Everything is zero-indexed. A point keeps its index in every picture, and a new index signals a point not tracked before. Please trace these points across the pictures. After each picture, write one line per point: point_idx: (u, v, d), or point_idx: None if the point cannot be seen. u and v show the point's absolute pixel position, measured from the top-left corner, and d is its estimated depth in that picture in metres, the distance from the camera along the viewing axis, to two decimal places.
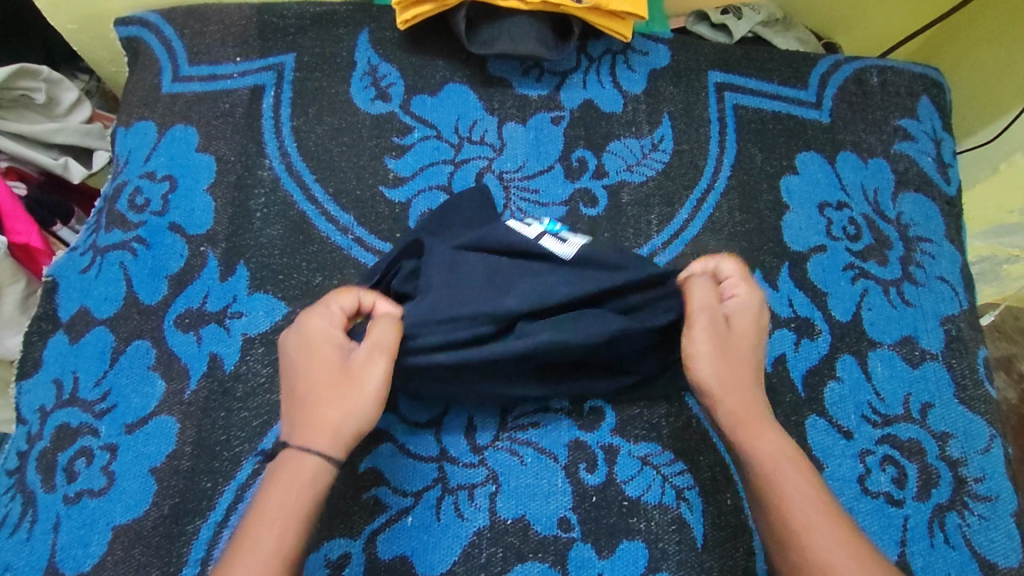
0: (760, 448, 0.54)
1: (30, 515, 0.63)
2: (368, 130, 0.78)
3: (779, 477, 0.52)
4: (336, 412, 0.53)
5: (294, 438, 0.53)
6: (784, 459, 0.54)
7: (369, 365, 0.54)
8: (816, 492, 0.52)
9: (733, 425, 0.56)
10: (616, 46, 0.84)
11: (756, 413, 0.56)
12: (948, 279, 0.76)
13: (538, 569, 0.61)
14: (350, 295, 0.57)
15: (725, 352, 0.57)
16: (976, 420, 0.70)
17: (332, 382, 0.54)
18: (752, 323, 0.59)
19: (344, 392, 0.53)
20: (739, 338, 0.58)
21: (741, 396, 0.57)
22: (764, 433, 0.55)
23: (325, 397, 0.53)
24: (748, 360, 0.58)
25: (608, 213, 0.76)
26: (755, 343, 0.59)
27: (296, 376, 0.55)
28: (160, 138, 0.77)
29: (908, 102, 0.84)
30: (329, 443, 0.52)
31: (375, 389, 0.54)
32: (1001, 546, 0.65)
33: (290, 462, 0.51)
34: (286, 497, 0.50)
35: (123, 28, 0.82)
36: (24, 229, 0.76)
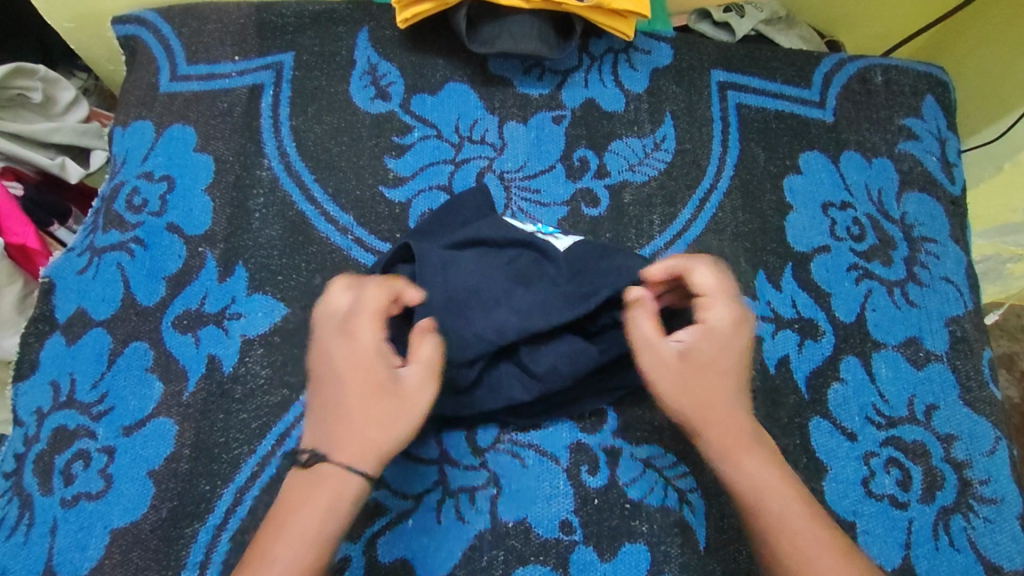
0: (744, 478, 0.53)
1: (27, 518, 0.62)
2: (368, 130, 0.78)
3: (764, 509, 0.52)
4: (379, 431, 0.51)
5: (333, 451, 0.51)
6: (768, 488, 0.53)
7: (420, 389, 0.53)
8: (808, 522, 0.51)
9: (717, 455, 0.54)
10: (618, 44, 0.83)
11: (741, 440, 0.55)
12: (954, 279, 0.76)
13: (540, 573, 0.60)
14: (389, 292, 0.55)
15: (689, 382, 0.55)
16: (982, 422, 0.69)
17: (376, 397, 0.52)
18: (717, 346, 0.56)
19: (391, 409, 0.52)
20: (707, 364, 0.56)
21: (722, 423, 0.55)
22: (749, 462, 0.54)
23: (371, 414, 0.51)
24: (722, 385, 0.56)
25: (610, 213, 0.76)
26: (731, 366, 0.56)
27: (336, 381, 0.52)
28: (158, 138, 0.76)
29: (912, 101, 0.84)
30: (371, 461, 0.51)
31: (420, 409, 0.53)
32: (1007, 549, 0.65)
33: (330, 478, 0.50)
34: (324, 516, 0.49)
35: (121, 26, 0.81)
36: (21, 230, 0.75)
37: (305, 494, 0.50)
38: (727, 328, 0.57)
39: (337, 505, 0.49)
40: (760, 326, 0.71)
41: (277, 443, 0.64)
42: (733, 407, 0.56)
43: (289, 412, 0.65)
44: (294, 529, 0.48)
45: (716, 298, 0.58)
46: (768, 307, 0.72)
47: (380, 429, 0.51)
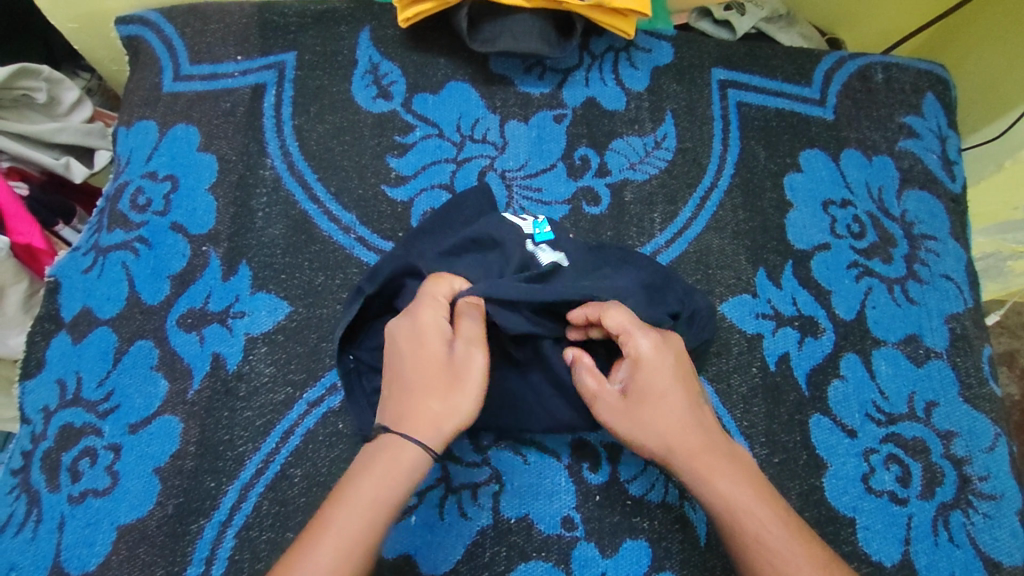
0: (717, 498, 0.52)
1: (35, 515, 0.63)
2: (370, 129, 0.78)
3: (741, 530, 0.50)
4: (439, 404, 0.53)
5: (397, 425, 0.53)
6: (742, 506, 0.51)
7: (470, 360, 0.55)
8: (786, 539, 0.50)
9: (687, 478, 0.53)
10: (619, 43, 0.83)
11: (708, 459, 0.53)
12: (954, 276, 0.76)
13: (542, 568, 0.61)
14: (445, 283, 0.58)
15: (637, 415, 0.55)
16: (981, 418, 0.70)
17: (435, 375, 0.54)
18: (658, 371, 0.55)
19: (451, 388, 0.54)
20: (648, 393, 0.55)
21: (685, 446, 0.53)
22: (721, 481, 0.52)
23: (430, 388, 0.54)
24: (674, 409, 0.54)
25: (611, 212, 0.76)
26: (676, 388, 0.55)
27: (402, 362, 0.55)
28: (162, 138, 0.77)
29: (913, 100, 0.84)
30: (431, 435, 0.53)
31: (478, 385, 0.55)
32: (1006, 545, 0.65)
33: (390, 446, 0.52)
34: (381, 486, 0.51)
35: (125, 26, 0.81)
36: (27, 229, 0.76)
37: (364, 460, 0.53)
38: (655, 355, 0.56)
39: (395, 475, 0.51)
40: (761, 323, 0.72)
41: (280, 441, 0.65)
42: (692, 425, 0.54)
43: (293, 410, 0.66)
44: (353, 497, 0.50)
45: (634, 332, 0.56)
46: (768, 305, 0.72)
47: (442, 403, 0.53)
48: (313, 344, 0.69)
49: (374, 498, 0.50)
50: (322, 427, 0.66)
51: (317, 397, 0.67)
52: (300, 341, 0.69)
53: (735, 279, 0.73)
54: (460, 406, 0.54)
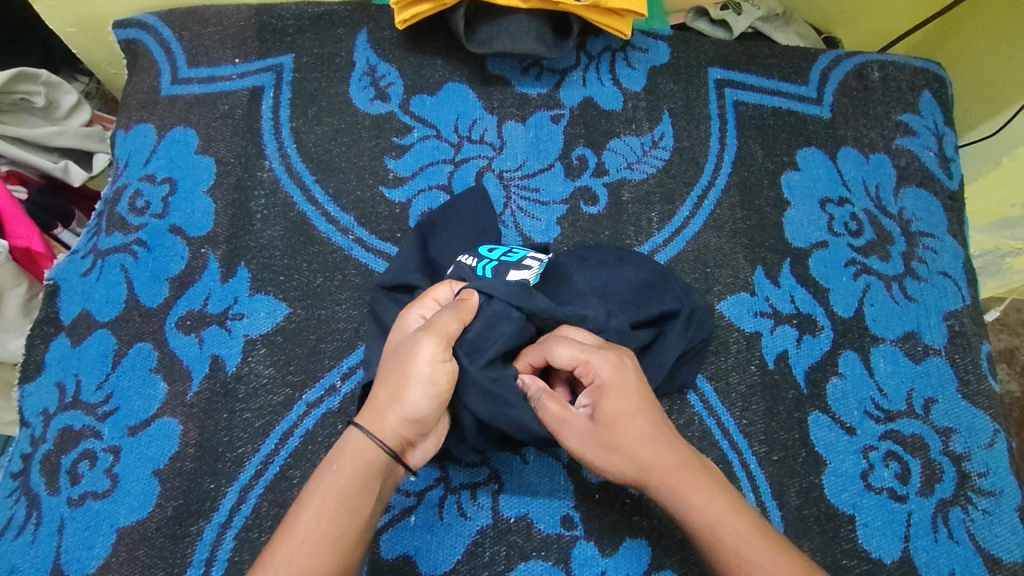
0: (698, 515, 0.52)
1: (35, 518, 0.63)
2: (368, 131, 0.78)
3: (720, 546, 0.50)
4: (383, 390, 0.54)
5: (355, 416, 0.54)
6: (721, 522, 0.51)
7: (417, 348, 0.54)
8: (764, 550, 0.50)
9: (665, 499, 0.53)
10: (615, 43, 0.84)
11: (682, 477, 0.53)
12: (951, 273, 0.76)
13: (542, 568, 0.61)
14: (444, 287, 0.60)
15: (607, 440, 0.54)
16: (980, 415, 0.70)
17: (388, 364, 0.55)
18: (623, 398, 0.54)
19: (397, 373, 0.54)
20: (614, 419, 0.54)
21: (657, 467, 0.53)
22: (698, 499, 0.52)
23: (381, 378, 0.54)
24: (642, 433, 0.54)
25: (609, 211, 0.76)
26: (641, 408, 0.54)
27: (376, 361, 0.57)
28: (160, 140, 0.77)
29: (909, 97, 0.84)
30: (374, 422, 0.53)
31: (421, 372, 0.53)
32: (1005, 541, 0.65)
33: (342, 439, 0.53)
34: (326, 474, 0.51)
35: (122, 30, 0.81)
36: (25, 233, 0.76)
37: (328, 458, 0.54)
38: (615, 376, 0.55)
39: (336, 461, 0.51)
40: (759, 321, 0.72)
41: (280, 442, 0.65)
42: (663, 443, 0.54)
43: (292, 411, 0.66)
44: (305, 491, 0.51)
45: (592, 360, 0.55)
46: (766, 302, 0.73)
47: (383, 389, 0.53)
48: (313, 345, 0.69)
49: (322, 486, 0.50)
50: (322, 428, 0.66)
51: (316, 399, 0.67)
52: (299, 343, 0.69)
53: (733, 278, 0.74)
54: (404, 392, 0.53)
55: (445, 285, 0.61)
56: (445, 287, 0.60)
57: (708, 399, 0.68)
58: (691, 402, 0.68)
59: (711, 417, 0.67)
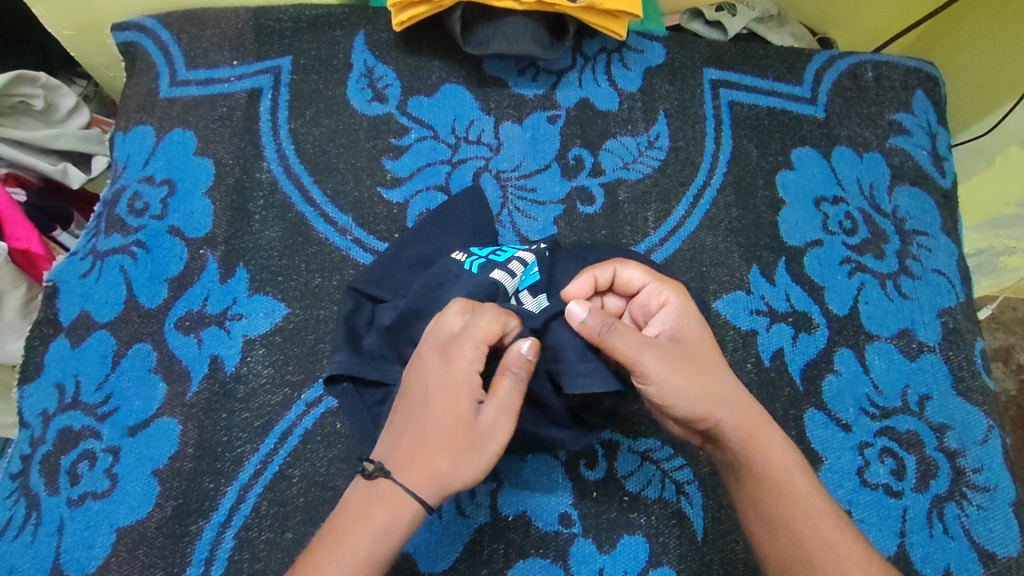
0: (770, 460, 0.54)
1: (34, 518, 0.63)
2: (366, 132, 0.79)
3: (794, 492, 0.53)
4: (448, 464, 0.49)
5: (400, 472, 0.49)
6: (796, 473, 0.54)
7: (497, 428, 0.50)
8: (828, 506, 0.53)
9: (739, 439, 0.54)
10: (611, 45, 0.84)
11: (759, 419, 0.55)
12: (945, 271, 0.77)
13: (539, 566, 0.61)
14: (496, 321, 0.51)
15: (689, 362, 0.54)
16: (974, 411, 0.70)
17: (454, 434, 0.49)
18: (695, 327, 0.57)
19: (466, 451, 0.49)
20: (694, 347, 0.56)
21: (738, 404, 0.54)
22: (772, 443, 0.54)
23: (443, 444, 0.49)
24: (718, 367, 0.56)
25: (605, 211, 0.77)
26: (711, 343, 0.57)
27: (420, 404, 0.50)
28: (159, 143, 0.78)
29: (902, 97, 0.85)
30: (427, 488, 0.48)
31: (491, 457, 0.50)
32: (1000, 536, 0.66)
33: (383, 492, 0.48)
34: (374, 544, 0.47)
35: (121, 33, 0.82)
36: (24, 235, 0.75)
37: (358, 503, 0.49)
38: (685, 303, 0.58)
39: (389, 533, 0.48)
40: (755, 319, 0.72)
41: (279, 442, 0.65)
42: (734, 386, 0.55)
43: (291, 410, 0.66)
44: (342, 550, 0.47)
45: (660, 284, 0.58)
46: (762, 301, 0.73)
47: (451, 463, 0.49)
48: (311, 346, 0.69)
49: (363, 552, 0.47)
50: (320, 428, 0.66)
51: (314, 398, 0.67)
52: (298, 343, 0.69)
53: (729, 277, 0.74)
54: (470, 471, 0.49)
55: (499, 320, 0.52)
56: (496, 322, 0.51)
57: None
58: None
59: None
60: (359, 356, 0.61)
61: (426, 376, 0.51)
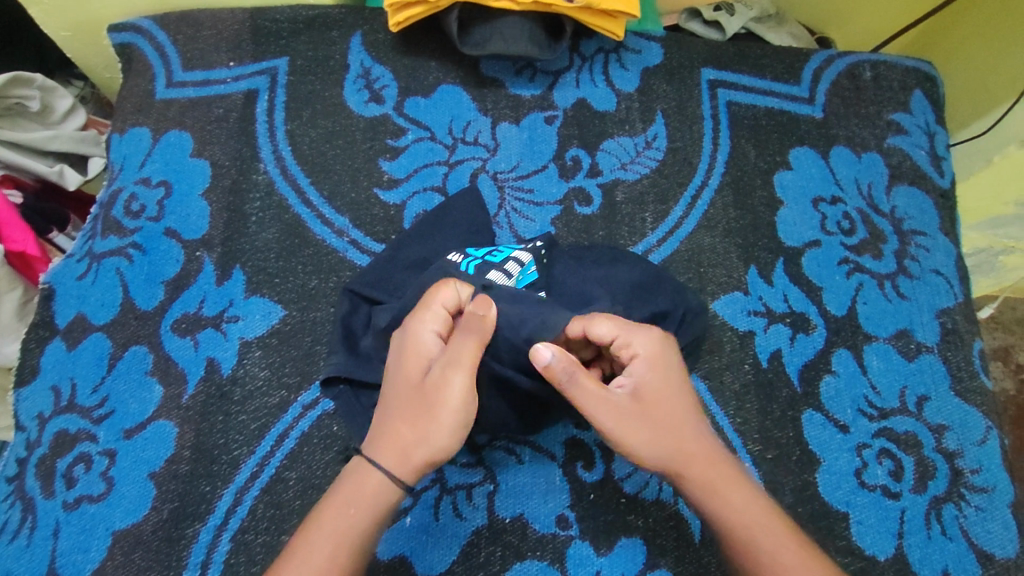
0: (733, 512, 0.53)
1: (30, 522, 0.63)
2: (363, 133, 0.79)
3: (757, 544, 0.52)
4: (407, 429, 0.52)
5: (367, 446, 0.53)
6: (761, 525, 0.52)
7: (447, 385, 0.51)
8: (798, 556, 0.51)
9: (697, 495, 0.54)
10: (608, 45, 0.84)
11: (720, 472, 0.54)
12: (943, 271, 0.77)
13: (536, 568, 0.61)
14: (447, 291, 0.55)
15: (649, 415, 0.54)
16: (973, 412, 0.70)
17: (409, 399, 0.53)
18: (661, 381, 0.55)
19: (420, 414, 0.52)
20: (658, 402, 0.55)
21: (696, 460, 0.54)
22: (735, 495, 0.53)
23: (400, 412, 0.52)
24: (681, 423, 0.55)
25: (602, 212, 0.77)
26: (679, 395, 0.55)
27: (388, 382, 0.55)
28: (155, 144, 0.77)
29: (900, 97, 0.84)
30: (390, 458, 0.51)
31: (445, 417, 0.51)
32: (998, 537, 0.66)
33: (354, 470, 0.52)
34: (342, 516, 0.50)
35: (117, 34, 0.82)
36: (21, 236, 0.74)
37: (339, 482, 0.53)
38: (656, 352, 0.56)
39: (355, 504, 0.51)
40: (753, 321, 0.72)
41: (275, 444, 0.65)
42: (697, 438, 0.55)
43: (288, 412, 0.66)
44: (314, 527, 0.50)
45: (629, 333, 0.55)
46: (760, 302, 0.73)
47: (407, 428, 0.52)
48: (308, 348, 0.69)
49: (334, 528, 0.50)
50: (317, 430, 0.66)
51: (311, 401, 0.67)
52: (294, 345, 0.69)
53: (727, 277, 0.74)
54: (426, 434, 0.51)
55: (451, 287, 0.55)
56: (449, 290, 0.55)
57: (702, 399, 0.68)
58: None
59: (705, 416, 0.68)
60: (356, 358, 0.61)
61: (394, 352, 0.56)
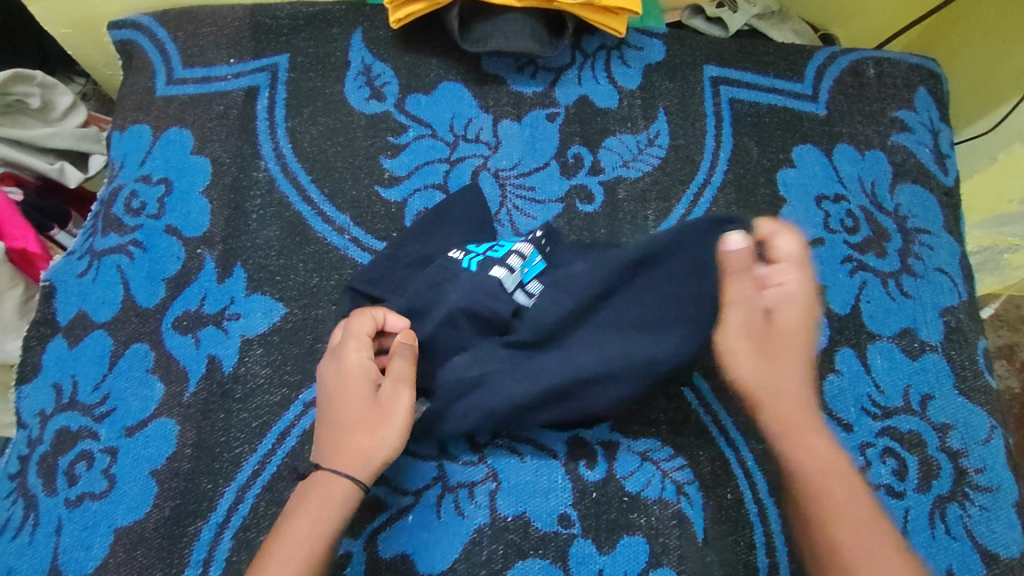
0: (809, 458, 0.56)
1: (32, 519, 0.63)
2: (364, 130, 0.78)
3: (831, 494, 0.54)
4: (366, 440, 0.55)
5: (327, 460, 0.55)
6: (833, 477, 0.55)
7: (396, 398, 0.56)
8: (866, 513, 0.53)
9: (774, 429, 0.58)
10: (610, 41, 0.84)
11: (803, 421, 0.58)
12: (947, 270, 0.76)
13: (539, 567, 0.61)
14: (367, 318, 0.59)
15: (761, 341, 0.59)
16: (976, 411, 0.70)
17: (362, 414, 0.56)
18: (799, 313, 0.60)
19: (377, 423, 0.56)
20: (782, 334, 0.59)
21: (785, 400, 0.58)
22: (813, 443, 0.57)
23: (356, 427, 0.56)
24: (791, 361, 0.59)
25: (605, 210, 0.76)
26: (802, 338, 0.60)
27: (331, 405, 0.57)
28: (156, 141, 0.77)
29: (905, 94, 0.84)
30: (355, 467, 0.54)
31: (403, 422, 0.56)
32: (1002, 537, 0.65)
33: (320, 481, 0.54)
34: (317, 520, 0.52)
35: (118, 31, 0.81)
36: (20, 234, 0.75)
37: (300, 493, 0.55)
38: (802, 291, 0.61)
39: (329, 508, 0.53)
40: None
41: (277, 442, 0.65)
42: (795, 382, 0.59)
43: (289, 411, 0.66)
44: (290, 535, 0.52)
45: (790, 266, 0.61)
46: None
47: (366, 439, 0.55)
48: (309, 346, 0.69)
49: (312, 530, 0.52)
50: None
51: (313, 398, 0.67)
52: (295, 343, 0.69)
53: None
54: (388, 440, 0.55)
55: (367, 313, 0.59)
56: (368, 316, 0.59)
57: (705, 397, 0.68)
58: (687, 398, 0.68)
59: (708, 416, 0.68)
60: None
61: (329, 378, 0.58)
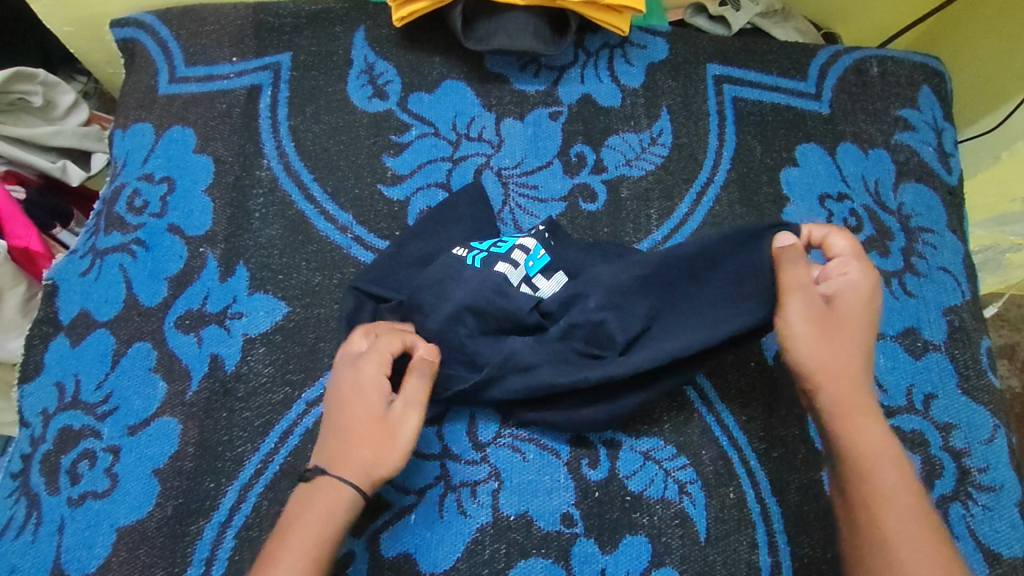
0: (862, 443, 0.55)
1: (35, 517, 0.63)
2: (366, 129, 0.78)
3: (880, 480, 0.53)
4: (371, 453, 0.55)
5: (332, 467, 0.55)
6: (885, 463, 0.54)
7: (406, 418, 0.57)
8: (914, 503, 0.53)
9: (831, 410, 0.57)
10: (613, 40, 0.84)
11: (860, 405, 0.56)
12: (951, 269, 0.76)
13: (541, 565, 0.61)
14: (395, 338, 0.59)
15: (823, 332, 0.58)
16: (980, 410, 0.70)
17: (372, 428, 0.56)
18: (860, 303, 0.59)
19: (385, 439, 0.56)
20: (842, 320, 0.58)
21: (845, 382, 0.57)
22: (869, 429, 0.56)
23: (363, 439, 0.55)
24: (852, 346, 0.58)
25: (607, 208, 0.76)
26: (865, 323, 0.59)
27: (341, 413, 0.57)
28: (158, 139, 0.77)
29: (909, 93, 0.84)
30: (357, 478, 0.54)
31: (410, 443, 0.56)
32: (1005, 536, 0.65)
33: (323, 487, 0.54)
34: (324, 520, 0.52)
35: (120, 29, 0.81)
36: (24, 233, 0.75)
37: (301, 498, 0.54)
38: (867, 283, 0.59)
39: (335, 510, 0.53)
40: None
41: (279, 441, 0.65)
42: (854, 367, 0.58)
43: (291, 410, 0.66)
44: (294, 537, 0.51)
45: (851, 261, 0.60)
46: None
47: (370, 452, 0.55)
48: (311, 344, 0.69)
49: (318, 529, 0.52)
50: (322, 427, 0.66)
51: (316, 397, 0.67)
52: (298, 341, 0.69)
53: None
54: (392, 458, 0.55)
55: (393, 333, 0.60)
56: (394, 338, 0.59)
57: (707, 396, 0.68)
58: (690, 398, 0.68)
59: (711, 415, 0.68)
60: None
61: (343, 386, 0.58)
